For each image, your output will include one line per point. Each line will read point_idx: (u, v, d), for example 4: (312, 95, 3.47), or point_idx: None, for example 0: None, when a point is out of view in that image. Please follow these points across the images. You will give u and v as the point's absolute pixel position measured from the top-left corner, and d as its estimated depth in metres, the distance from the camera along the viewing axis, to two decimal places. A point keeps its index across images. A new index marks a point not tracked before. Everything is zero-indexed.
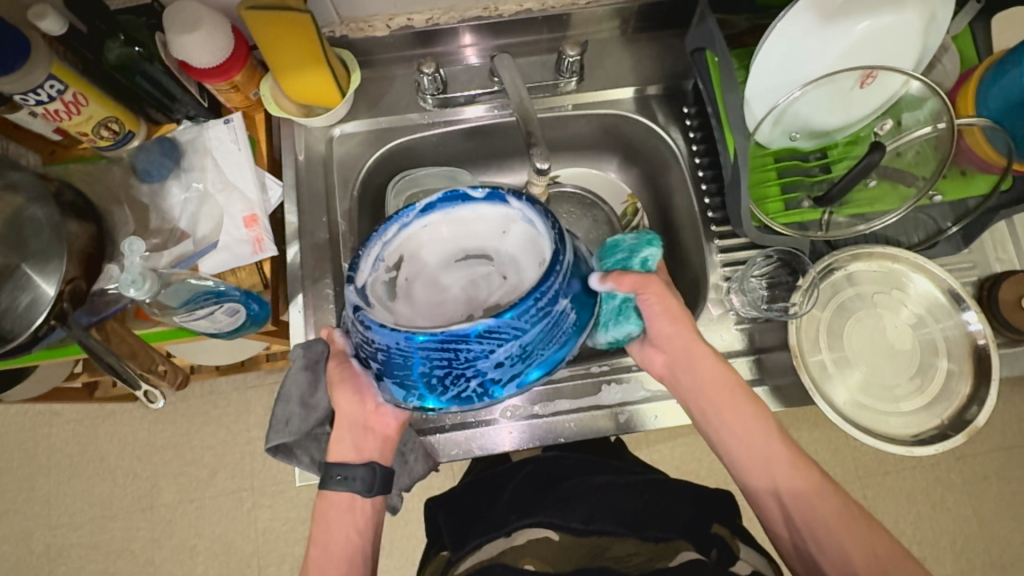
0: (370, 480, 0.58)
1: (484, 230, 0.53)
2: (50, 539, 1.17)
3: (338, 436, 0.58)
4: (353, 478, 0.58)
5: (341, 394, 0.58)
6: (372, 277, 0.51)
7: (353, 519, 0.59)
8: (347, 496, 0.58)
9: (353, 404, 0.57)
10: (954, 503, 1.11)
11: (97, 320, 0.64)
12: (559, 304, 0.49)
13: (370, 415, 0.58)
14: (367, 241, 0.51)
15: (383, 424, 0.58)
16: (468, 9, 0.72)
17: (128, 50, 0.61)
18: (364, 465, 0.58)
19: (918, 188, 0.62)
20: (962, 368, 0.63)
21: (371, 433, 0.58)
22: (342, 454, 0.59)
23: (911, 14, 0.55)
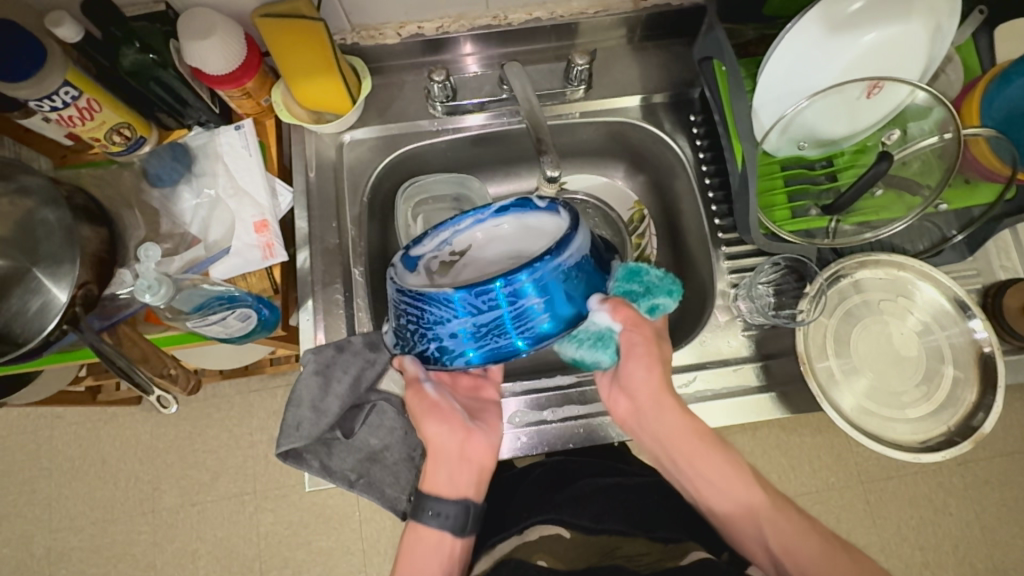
0: (463, 517, 0.58)
1: (541, 243, 0.57)
2: (51, 543, 1.16)
3: (433, 468, 0.59)
4: (445, 514, 0.58)
5: (432, 421, 0.59)
6: (429, 254, 0.58)
7: (442, 559, 0.57)
8: (438, 534, 0.58)
9: (448, 433, 0.59)
10: (956, 509, 1.11)
11: (108, 324, 0.65)
12: (519, 302, 0.52)
13: (466, 446, 0.59)
14: (441, 225, 0.57)
15: (479, 454, 0.60)
16: (477, 17, 0.72)
17: (143, 56, 0.61)
18: (457, 501, 0.58)
19: (924, 197, 0.63)
20: (968, 374, 0.63)
21: (468, 466, 0.59)
22: (438, 488, 0.59)
23: (918, 25, 0.56)
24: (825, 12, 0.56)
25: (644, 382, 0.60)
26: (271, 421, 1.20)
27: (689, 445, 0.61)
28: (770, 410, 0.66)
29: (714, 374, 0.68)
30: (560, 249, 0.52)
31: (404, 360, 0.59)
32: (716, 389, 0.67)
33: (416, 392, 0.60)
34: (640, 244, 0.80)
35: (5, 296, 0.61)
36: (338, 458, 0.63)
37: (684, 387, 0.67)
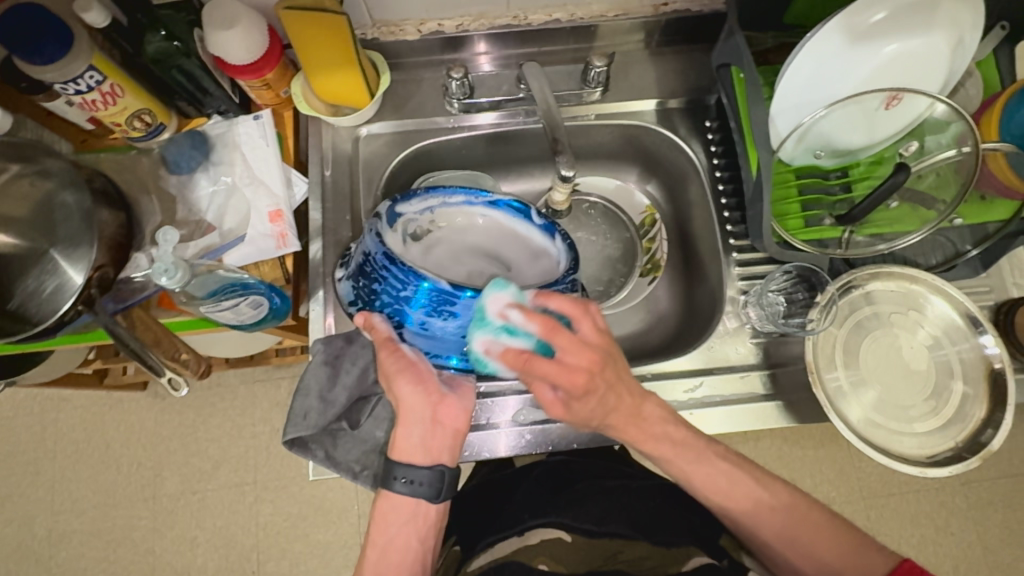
0: (437, 484, 0.56)
1: (522, 251, 0.59)
2: (52, 524, 1.17)
3: (404, 432, 0.55)
4: (418, 482, 0.55)
5: (403, 384, 0.55)
6: (410, 215, 0.57)
7: (415, 527, 0.57)
8: (412, 501, 0.56)
9: (420, 395, 0.55)
10: (959, 528, 1.10)
11: (121, 308, 0.65)
12: None
13: (438, 408, 0.55)
14: (436, 190, 0.57)
15: (454, 419, 0.56)
16: (497, 17, 0.73)
17: (167, 44, 0.63)
18: (429, 467, 0.55)
19: (939, 211, 0.63)
20: (977, 391, 0.63)
21: (442, 429, 0.56)
22: (408, 454, 0.55)
23: (937, 38, 0.57)
24: (847, 22, 0.56)
25: (590, 412, 0.54)
26: (275, 411, 1.21)
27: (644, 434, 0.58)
28: (775, 418, 0.66)
29: (721, 380, 0.67)
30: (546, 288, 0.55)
31: (375, 317, 0.55)
32: (723, 396, 0.67)
33: (387, 348, 0.55)
34: (650, 248, 0.80)
35: (22, 277, 0.62)
36: (343, 449, 0.64)
37: (690, 393, 0.67)
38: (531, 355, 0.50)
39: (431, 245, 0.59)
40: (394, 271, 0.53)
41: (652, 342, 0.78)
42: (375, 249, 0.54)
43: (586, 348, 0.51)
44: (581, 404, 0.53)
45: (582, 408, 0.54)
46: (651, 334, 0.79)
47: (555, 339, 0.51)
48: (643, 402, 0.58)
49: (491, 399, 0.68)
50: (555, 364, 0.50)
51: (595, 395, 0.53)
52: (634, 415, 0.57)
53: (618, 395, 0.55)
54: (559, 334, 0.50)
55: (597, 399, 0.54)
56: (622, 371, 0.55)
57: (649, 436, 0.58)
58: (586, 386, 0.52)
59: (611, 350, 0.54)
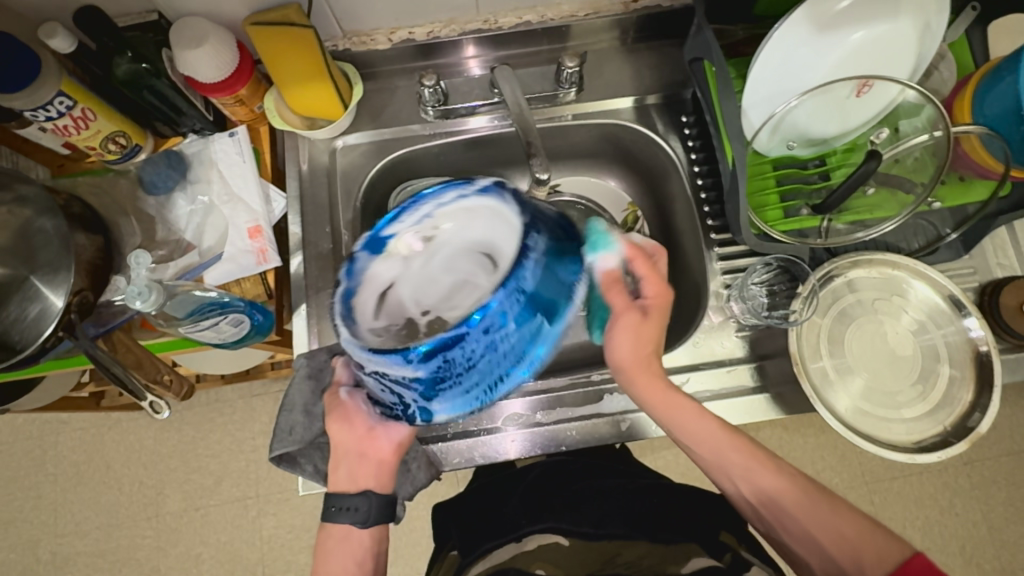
0: (367, 510, 0.56)
1: (508, 240, 0.47)
2: (56, 547, 1.17)
3: (336, 465, 0.57)
4: (352, 509, 0.56)
5: (333, 422, 0.56)
6: (405, 233, 0.51)
7: (352, 551, 0.56)
8: (345, 529, 0.56)
9: (347, 432, 0.56)
10: (963, 509, 1.10)
11: (103, 331, 0.64)
12: (429, 380, 0.47)
13: (362, 441, 0.56)
14: (422, 197, 0.51)
15: (380, 449, 0.56)
16: (468, 22, 0.73)
17: (135, 66, 0.62)
18: (360, 494, 0.56)
19: (917, 195, 0.62)
20: (964, 374, 0.63)
21: (367, 460, 0.56)
22: (341, 484, 0.57)
23: (905, 23, 0.56)
24: (812, 11, 0.56)
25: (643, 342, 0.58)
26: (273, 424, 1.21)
27: (669, 403, 0.58)
28: (764, 410, 0.66)
29: (708, 375, 0.67)
30: (451, 336, 0.45)
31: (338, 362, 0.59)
32: (713, 390, 0.67)
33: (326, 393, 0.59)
34: None
35: (3, 304, 0.61)
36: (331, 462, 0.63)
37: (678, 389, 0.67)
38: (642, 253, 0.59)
39: (434, 255, 0.51)
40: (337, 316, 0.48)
41: None
42: (338, 283, 0.49)
43: (658, 283, 0.58)
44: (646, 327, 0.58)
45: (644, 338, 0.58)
46: None
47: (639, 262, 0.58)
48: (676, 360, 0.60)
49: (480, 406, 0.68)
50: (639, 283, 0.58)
51: (654, 326, 0.58)
52: (673, 386, 0.59)
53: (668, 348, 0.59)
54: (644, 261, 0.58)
55: (654, 332, 0.58)
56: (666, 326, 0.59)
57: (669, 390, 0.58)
58: (634, 322, 0.58)
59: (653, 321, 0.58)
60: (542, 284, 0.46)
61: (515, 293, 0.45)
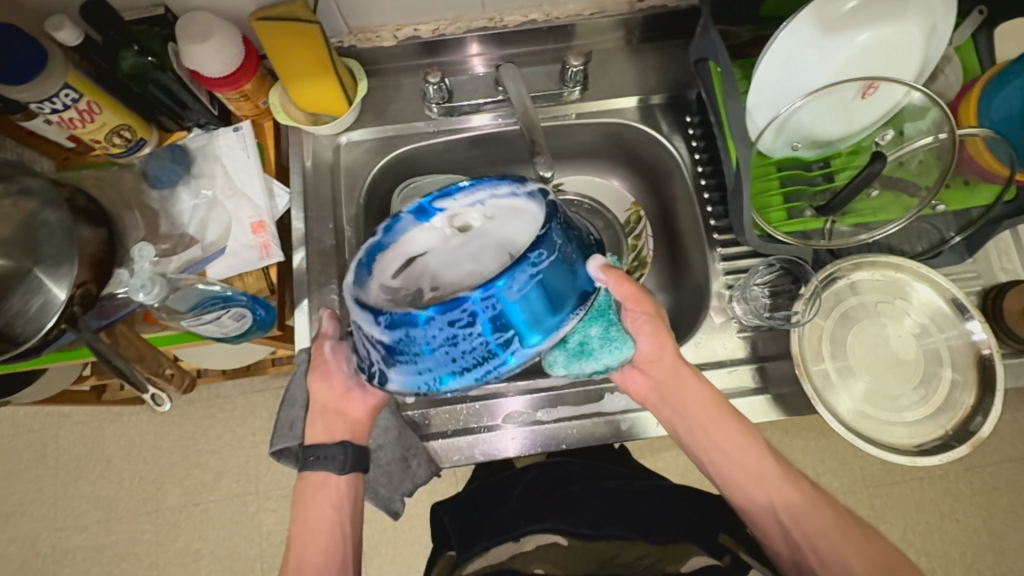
0: (343, 457, 0.57)
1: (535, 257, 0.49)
2: (56, 541, 1.18)
3: (314, 419, 0.59)
4: (327, 456, 0.57)
5: (314, 377, 0.59)
6: (457, 209, 0.51)
7: (328, 497, 0.57)
8: (321, 476, 0.57)
9: (326, 390, 0.58)
10: (963, 515, 1.10)
11: (105, 323, 0.66)
12: (397, 347, 0.46)
13: (343, 395, 0.58)
14: (484, 180, 0.50)
15: (357, 407, 0.59)
16: (474, 20, 0.73)
17: (141, 59, 0.62)
18: (336, 445, 0.57)
19: (921, 198, 0.63)
20: (967, 378, 0.62)
21: (346, 413, 0.58)
22: (317, 436, 0.58)
23: (912, 25, 0.56)
24: (819, 12, 0.56)
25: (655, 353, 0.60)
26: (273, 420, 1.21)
27: (709, 418, 0.60)
28: (765, 412, 0.66)
29: (710, 375, 0.67)
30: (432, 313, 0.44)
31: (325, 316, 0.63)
32: None
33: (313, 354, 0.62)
34: (636, 246, 0.79)
35: (7, 296, 0.62)
36: None
37: None
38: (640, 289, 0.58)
39: (469, 243, 0.54)
40: (362, 262, 0.49)
41: None
42: (379, 229, 0.50)
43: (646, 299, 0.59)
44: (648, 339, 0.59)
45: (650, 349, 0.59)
46: None
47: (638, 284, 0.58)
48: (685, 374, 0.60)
49: (481, 403, 0.68)
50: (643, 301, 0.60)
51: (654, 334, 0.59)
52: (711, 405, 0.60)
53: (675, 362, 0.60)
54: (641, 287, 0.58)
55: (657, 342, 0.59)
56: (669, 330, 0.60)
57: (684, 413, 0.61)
58: (653, 324, 0.59)
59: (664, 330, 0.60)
60: (533, 292, 0.45)
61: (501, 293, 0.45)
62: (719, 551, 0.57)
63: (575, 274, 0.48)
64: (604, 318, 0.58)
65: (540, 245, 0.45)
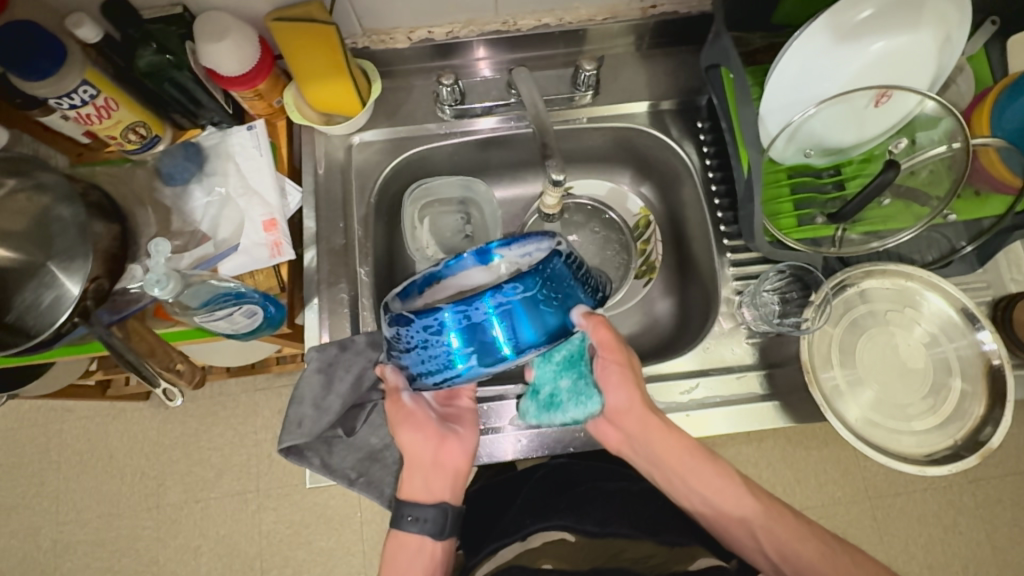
0: (441, 520, 0.58)
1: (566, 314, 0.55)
2: (56, 535, 1.18)
3: (409, 475, 0.59)
4: (424, 519, 0.58)
5: (405, 431, 0.59)
6: (508, 261, 0.55)
7: (423, 562, 0.57)
8: (418, 539, 0.57)
9: (424, 445, 0.58)
10: (967, 528, 1.09)
11: (117, 318, 0.65)
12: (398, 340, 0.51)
13: (439, 450, 0.58)
14: (533, 236, 0.54)
15: (454, 460, 0.59)
16: (487, 23, 0.73)
17: (159, 57, 0.63)
18: (435, 506, 0.58)
19: (933, 207, 0.63)
20: (976, 388, 0.62)
21: (442, 469, 0.59)
22: (414, 494, 0.58)
23: (926, 35, 0.56)
24: (833, 20, 0.56)
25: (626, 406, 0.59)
26: (276, 419, 1.21)
27: (680, 462, 0.59)
28: (772, 419, 0.66)
29: (717, 381, 0.67)
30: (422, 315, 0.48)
31: (386, 368, 0.57)
32: (722, 396, 0.67)
33: (391, 398, 0.58)
34: (645, 250, 0.80)
35: (20, 289, 0.62)
36: (338, 455, 0.64)
37: (686, 394, 0.67)
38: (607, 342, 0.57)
39: None
40: (414, 287, 0.54)
41: (646, 344, 0.78)
42: (439, 262, 0.55)
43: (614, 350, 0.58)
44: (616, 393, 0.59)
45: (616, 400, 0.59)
46: (646, 336, 0.79)
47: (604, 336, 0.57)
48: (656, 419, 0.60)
49: (488, 404, 0.67)
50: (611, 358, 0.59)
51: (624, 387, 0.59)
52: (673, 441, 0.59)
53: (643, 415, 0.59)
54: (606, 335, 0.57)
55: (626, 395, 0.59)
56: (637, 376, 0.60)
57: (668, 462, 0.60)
58: (622, 374, 0.59)
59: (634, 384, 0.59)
60: (513, 312, 0.48)
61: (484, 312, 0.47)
62: (727, 554, 0.61)
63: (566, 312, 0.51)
64: (576, 370, 0.60)
65: (519, 280, 0.48)
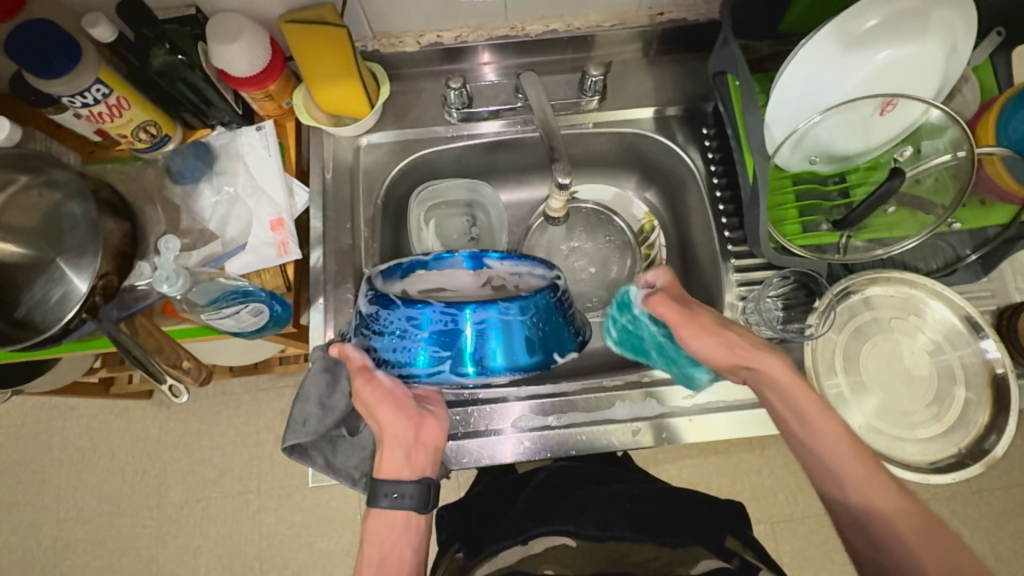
0: (424, 495, 0.55)
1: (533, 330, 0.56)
2: (57, 533, 1.18)
3: (388, 454, 0.55)
4: (405, 496, 0.54)
5: (382, 409, 0.55)
6: (498, 274, 0.56)
7: (407, 538, 0.54)
8: (401, 515, 0.54)
9: (399, 421, 0.55)
10: (970, 539, 1.09)
11: (126, 315, 0.66)
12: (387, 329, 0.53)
13: (419, 427, 0.56)
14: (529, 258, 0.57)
15: (434, 436, 0.57)
16: (495, 28, 0.74)
17: (172, 57, 0.63)
18: (415, 481, 0.55)
19: (937, 215, 0.62)
20: (980, 397, 0.62)
21: (422, 447, 0.56)
22: (395, 471, 0.55)
23: (933, 44, 0.57)
24: (838, 30, 0.57)
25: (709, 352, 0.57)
26: (278, 419, 1.22)
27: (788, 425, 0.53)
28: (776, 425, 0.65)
29: (720, 386, 0.67)
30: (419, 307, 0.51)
31: (350, 348, 0.56)
32: (727, 402, 0.66)
33: (363, 376, 0.56)
34: (649, 255, 0.80)
35: (29, 284, 0.63)
36: (341, 455, 0.64)
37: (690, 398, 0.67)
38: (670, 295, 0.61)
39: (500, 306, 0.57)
40: (402, 270, 0.56)
41: None
42: (429, 254, 0.56)
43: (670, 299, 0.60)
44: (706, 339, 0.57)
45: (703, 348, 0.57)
46: None
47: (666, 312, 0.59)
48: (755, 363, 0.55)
49: (490, 406, 0.68)
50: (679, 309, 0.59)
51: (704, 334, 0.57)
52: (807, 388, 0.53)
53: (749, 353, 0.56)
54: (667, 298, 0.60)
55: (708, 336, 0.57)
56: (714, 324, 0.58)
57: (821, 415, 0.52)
58: (703, 320, 0.58)
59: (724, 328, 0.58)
60: (505, 328, 0.52)
61: (471, 317, 0.51)
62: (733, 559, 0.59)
63: (551, 342, 0.54)
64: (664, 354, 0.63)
65: (510, 302, 0.52)
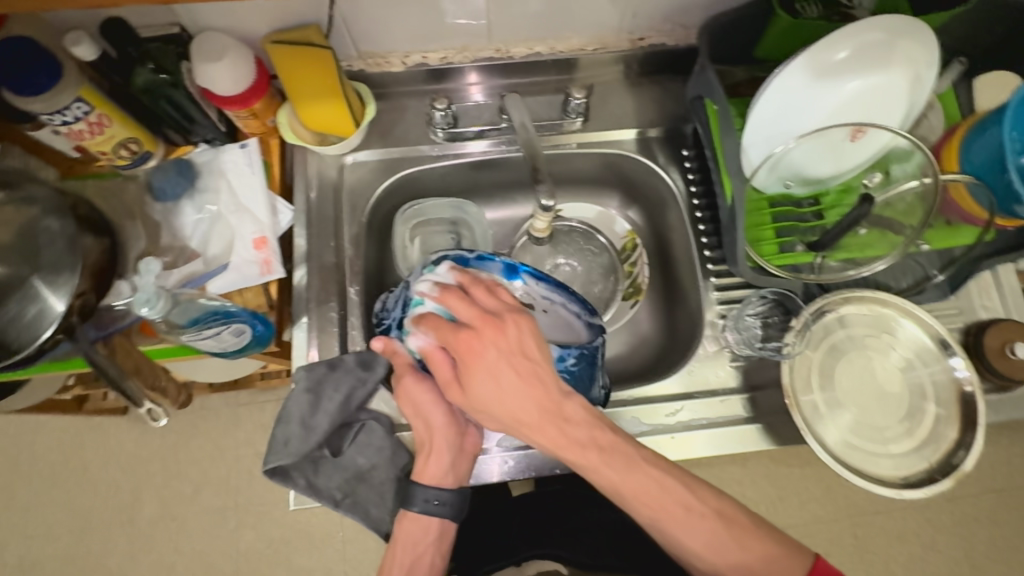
0: (459, 503, 0.60)
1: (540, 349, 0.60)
2: (24, 552, 1.14)
3: (433, 459, 0.59)
4: (440, 501, 0.59)
5: (432, 412, 0.59)
6: (532, 293, 0.57)
7: (434, 542, 0.59)
8: (435, 521, 0.59)
9: (450, 425, 0.60)
10: (944, 545, 1.11)
11: (103, 334, 0.66)
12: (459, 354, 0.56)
13: (464, 436, 0.61)
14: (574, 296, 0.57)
15: (474, 443, 0.62)
16: (480, 49, 0.75)
17: (155, 76, 0.64)
18: (454, 488, 0.60)
19: (906, 236, 0.65)
20: (949, 412, 0.65)
21: (464, 455, 0.61)
22: (435, 477, 0.59)
23: (898, 75, 0.59)
24: (809, 60, 0.59)
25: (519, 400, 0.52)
26: (258, 434, 1.19)
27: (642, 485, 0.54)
28: (755, 441, 0.67)
29: (701, 403, 0.68)
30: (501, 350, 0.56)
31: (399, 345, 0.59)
32: (707, 418, 0.68)
33: (413, 377, 0.59)
34: (632, 272, 0.82)
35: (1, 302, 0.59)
36: (323, 476, 0.64)
37: (670, 416, 0.68)
38: (453, 292, 0.54)
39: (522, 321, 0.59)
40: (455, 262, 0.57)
41: (634, 366, 0.80)
42: (474, 252, 0.58)
43: (477, 313, 0.53)
44: (474, 386, 0.53)
45: (478, 391, 0.53)
46: (633, 358, 0.80)
47: (454, 308, 0.54)
48: (566, 400, 0.53)
49: None
50: (446, 325, 0.54)
51: (484, 372, 0.52)
52: (554, 413, 0.53)
53: (531, 385, 0.52)
54: (454, 302, 0.54)
55: (493, 374, 0.52)
56: (526, 347, 0.52)
57: (575, 443, 0.53)
58: (499, 362, 0.52)
59: (513, 321, 0.53)
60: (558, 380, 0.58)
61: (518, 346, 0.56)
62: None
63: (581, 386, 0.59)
64: None
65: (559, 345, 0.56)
